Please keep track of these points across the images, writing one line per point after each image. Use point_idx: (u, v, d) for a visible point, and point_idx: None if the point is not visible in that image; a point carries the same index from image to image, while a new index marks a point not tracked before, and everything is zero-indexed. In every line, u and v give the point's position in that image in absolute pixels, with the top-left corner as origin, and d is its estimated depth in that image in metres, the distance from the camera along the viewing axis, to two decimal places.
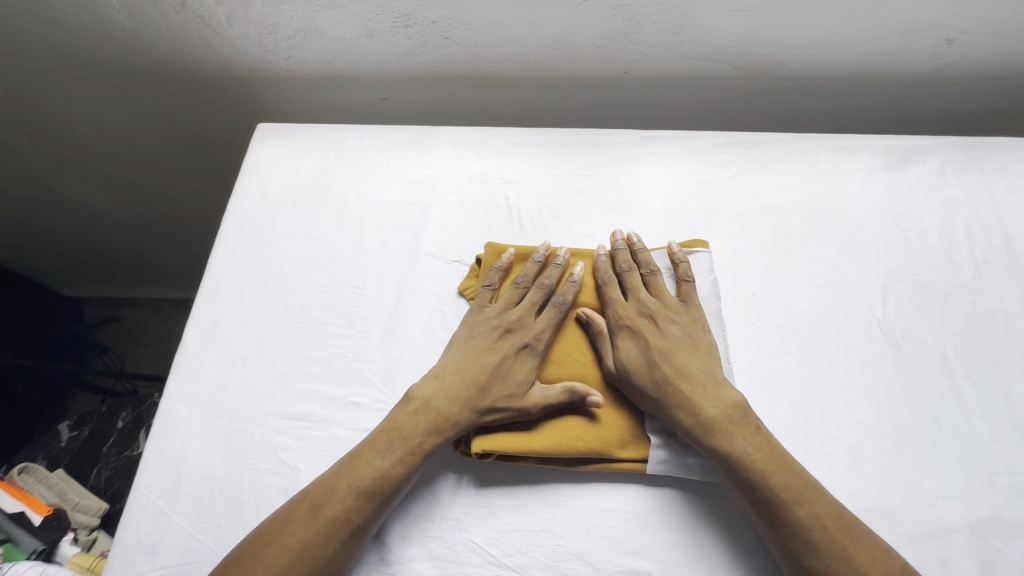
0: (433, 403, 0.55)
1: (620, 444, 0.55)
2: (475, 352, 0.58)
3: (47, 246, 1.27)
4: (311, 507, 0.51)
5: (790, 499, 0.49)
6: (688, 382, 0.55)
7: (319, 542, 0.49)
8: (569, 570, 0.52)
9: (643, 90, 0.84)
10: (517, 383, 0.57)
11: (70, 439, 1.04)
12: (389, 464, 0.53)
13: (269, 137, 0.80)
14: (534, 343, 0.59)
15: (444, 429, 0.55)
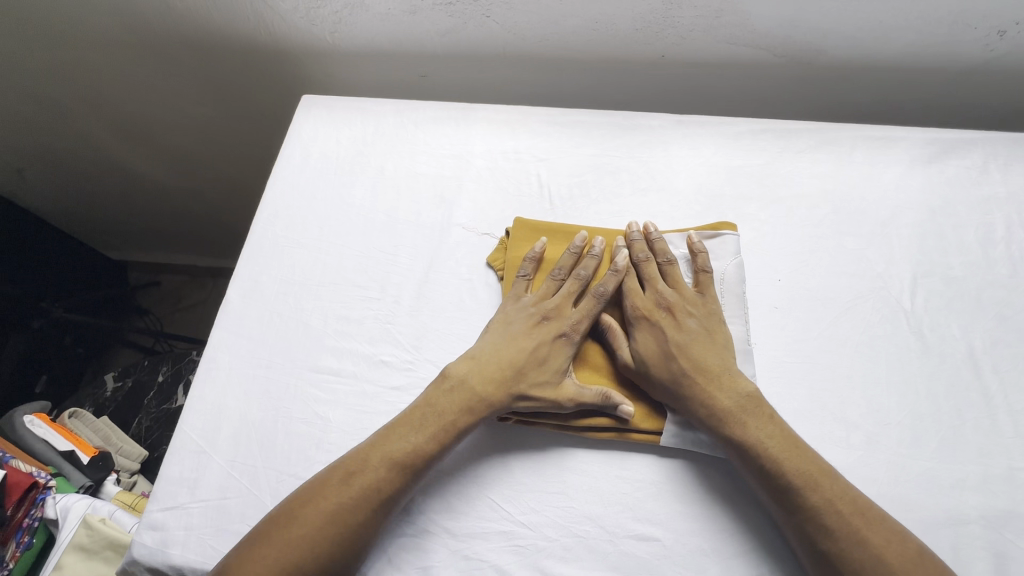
0: (471, 383, 0.56)
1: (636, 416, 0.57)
2: (514, 339, 0.59)
3: (100, 210, 1.34)
4: (345, 475, 0.52)
5: (804, 484, 0.50)
6: (699, 376, 0.56)
7: (353, 506, 0.51)
8: (581, 531, 0.54)
9: (679, 75, 0.84)
10: (552, 372, 0.58)
11: (115, 389, 1.11)
12: (422, 440, 0.54)
13: (312, 108, 0.83)
14: (569, 333, 0.60)
15: (478, 409, 0.56)
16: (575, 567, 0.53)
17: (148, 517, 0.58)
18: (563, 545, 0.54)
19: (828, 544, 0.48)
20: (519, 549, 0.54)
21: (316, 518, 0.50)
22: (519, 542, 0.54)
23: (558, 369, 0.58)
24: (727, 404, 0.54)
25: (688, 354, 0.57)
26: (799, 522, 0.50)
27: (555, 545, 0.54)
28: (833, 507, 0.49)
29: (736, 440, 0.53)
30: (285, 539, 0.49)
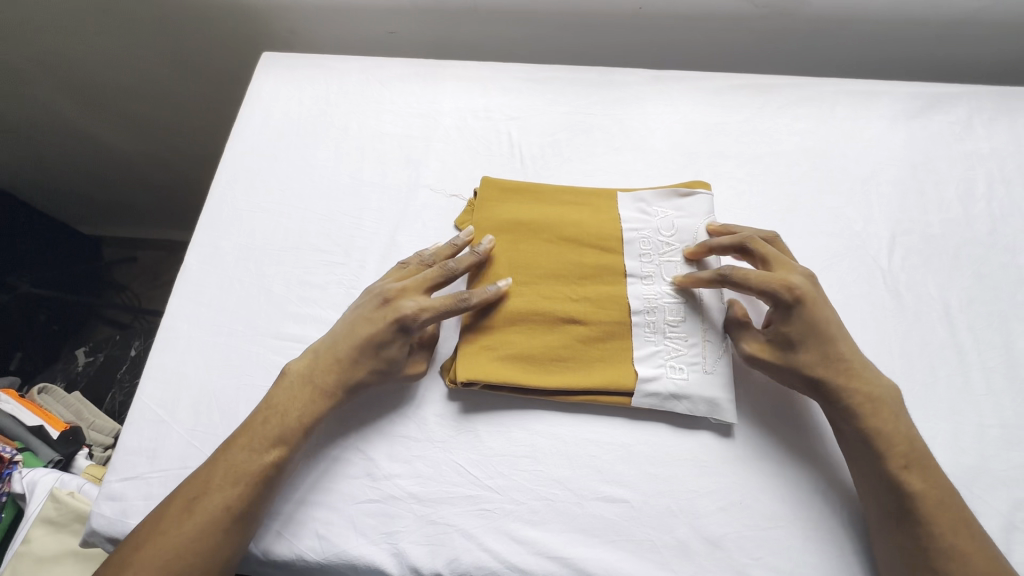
0: (309, 379, 0.55)
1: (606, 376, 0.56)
2: (358, 325, 0.56)
3: (65, 183, 1.28)
4: (186, 502, 0.49)
5: (909, 470, 0.48)
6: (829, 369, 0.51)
7: (195, 536, 0.48)
8: (549, 494, 0.54)
9: (658, 30, 0.81)
10: (386, 359, 0.55)
11: (86, 364, 1.09)
12: (268, 437, 0.52)
13: (273, 66, 0.79)
14: (407, 318, 0.55)
15: (320, 403, 0.54)
16: (542, 529, 0.53)
17: (107, 488, 0.56)
18: (531, 508, 0.53)
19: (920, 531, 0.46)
20: (486, 513, 0.53)
21: (174, 540, 0.47)
22: (486, 506, 0.53)
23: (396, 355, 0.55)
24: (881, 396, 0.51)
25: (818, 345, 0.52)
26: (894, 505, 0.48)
27: (523, 508, 0.53)
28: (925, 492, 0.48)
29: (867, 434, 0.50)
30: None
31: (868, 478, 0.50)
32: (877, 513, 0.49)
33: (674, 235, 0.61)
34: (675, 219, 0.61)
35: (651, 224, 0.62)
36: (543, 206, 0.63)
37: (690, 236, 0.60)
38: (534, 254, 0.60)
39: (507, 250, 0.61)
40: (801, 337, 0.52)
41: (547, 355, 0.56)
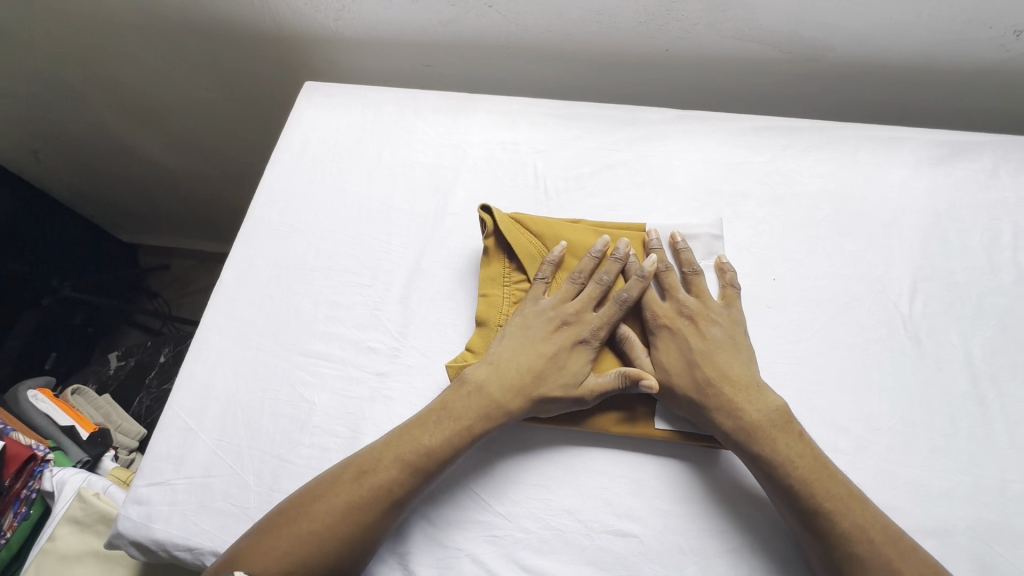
0: (488, 390, 0.56)
1: (616, 418, 0.57)
2: (558, 380, 0.56)
3: (112, 191, 1.36)
4: (303, 505, 0.51)
5: (797, 487, 0.50)
6: (707, 376, 0.55)
7: (311, 537, 0.49)
8: (559, 525, 0.54)
9: (685, 70, 0.83)
10: (571, 375, 0.56)
11: (118, 367, 1.12)
12: (436, 440, 0.53)
13: (313, 95, 0.83)
14: (590, 337, 0.58)
15: (493, 417, 0.55)
16: (550, 559, 0.53)
17: (134, 492, 0.59)
18: (539, 537, 0.54)
19: (824, 544, 0.48)
20: (496, 539, 0.54)
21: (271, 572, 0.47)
22: (496, 532, 0.54)
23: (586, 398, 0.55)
24: (753, 422, 0.52)
25: (687, 359, 0.56)
26: (797, 521, 0.50)
27: (532, 537, 0.54)
28: (824, 505, 0.49)
29: (751, 455, 0.52)
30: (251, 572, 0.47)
31: (766, 489, 0.52)
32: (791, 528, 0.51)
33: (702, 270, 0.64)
34: None
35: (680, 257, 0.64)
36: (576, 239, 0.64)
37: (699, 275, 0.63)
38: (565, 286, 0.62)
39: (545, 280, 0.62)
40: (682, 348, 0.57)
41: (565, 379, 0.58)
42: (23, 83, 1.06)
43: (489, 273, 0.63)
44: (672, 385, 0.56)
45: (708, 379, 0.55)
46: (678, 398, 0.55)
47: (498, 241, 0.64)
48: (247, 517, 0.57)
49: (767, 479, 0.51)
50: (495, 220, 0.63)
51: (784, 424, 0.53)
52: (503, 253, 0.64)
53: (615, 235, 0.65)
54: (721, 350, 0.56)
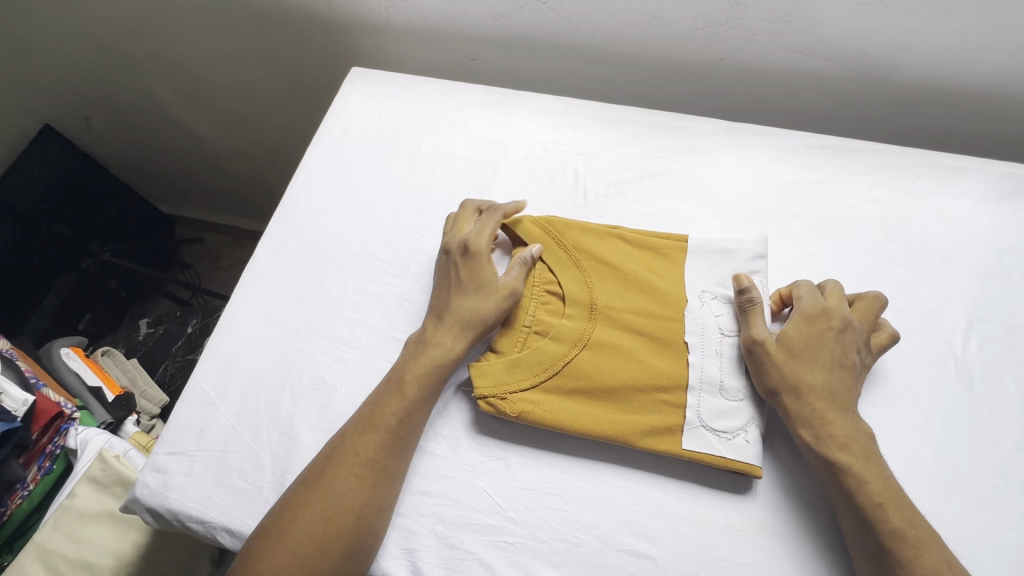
0: (429, 339, 0.58)
1: (645, 433, 0.54)
2: (472, 292, 0.59)
3: (155, 161, 1.40)
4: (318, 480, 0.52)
5: (885, 507, 0.48)
6: (823, 379, 0.53)
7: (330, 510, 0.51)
8: (573, 538, 0.53)
9: (738, 81, 0.80)
10: (476, 285, 0.60)
11: (147, 334, 1.15)
12: (399, 404, 0.55)
13: (358, 80, 0.83)
14: (469, 243, 0.62)
15: (439, 364, 0.57)
16: (561, 573, 0.51)
17: (153, 460, 0.59)
18: (552, 548, 0.52)
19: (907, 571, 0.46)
20: (507, 546, 0.53)
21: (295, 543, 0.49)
22: (507, 538, 0.53)
23: (509, 293, 0.59)
24: (845, 434, 0.51)
25: (818, 356, 0.54)
26: (875, 548, 0.47)
27: (545, 547, 0.52)
28: (904, 533, 0.47)
29: (838, 469, 0.50)
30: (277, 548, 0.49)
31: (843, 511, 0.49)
32: (862, 556, 0.48)
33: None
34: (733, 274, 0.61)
35: (721, 273, 0.61)
36: (614, 245, 0.62)
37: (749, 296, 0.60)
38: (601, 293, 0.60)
39: (580, 284, 0.60)
40: (809, 348, 0.54)
41: (592, 386, 0.56)
42: (81, 50, 1.10)
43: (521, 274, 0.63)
44: (794, 370, 0.53)
45: (827, 384, 0.53)
46: (790, 381, 0.53)
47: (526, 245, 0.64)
48: (260, 496, 0.57)
49: (849, 499, 0.49)
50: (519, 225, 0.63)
51: (868, 442, 0.51)
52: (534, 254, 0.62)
53: (658, 246, 0.63)
54: (837, 365, 0.54)
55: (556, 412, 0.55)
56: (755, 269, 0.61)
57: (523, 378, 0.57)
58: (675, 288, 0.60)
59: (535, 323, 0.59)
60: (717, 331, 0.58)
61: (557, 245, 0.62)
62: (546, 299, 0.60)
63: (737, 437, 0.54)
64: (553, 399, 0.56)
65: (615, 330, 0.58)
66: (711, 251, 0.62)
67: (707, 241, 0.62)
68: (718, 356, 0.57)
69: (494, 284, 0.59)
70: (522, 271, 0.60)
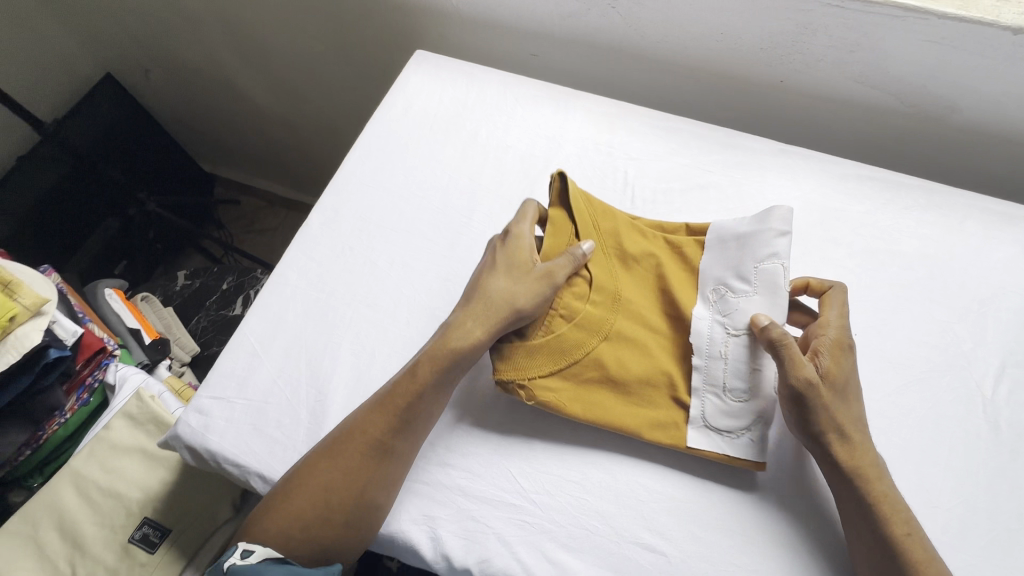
0: (457, 320, 0.59)
1: (650, 425, 0.57)
2: (509, 277, 0.60)
3: (206, 121, 1.44)
4: (329, 453, 0.54)
5: (911, 540, 0.49)
6: (852, 412, 0.54)
7: (336, 482, 0.53)
8: (589, 526, 0.54)
9: (794, 104, 0.81)
10: (514, 271, 0.60)
11: (184, 286, 1.19)
12: (415, 390, 0.56)
13: (422, 63, 0.85)
14: (512, 234, 0.62)
15: (462, 345, 0.57)
16: (575, 556, 0.53)
17: (196, 402, 0.62)
18: (568, 533, 0.54)
19: None
20: (525, 525, 0.55)
21: (299, 507, 0.52)
22: (526, 518, 0.55)
23: (548, 280, 0.59)
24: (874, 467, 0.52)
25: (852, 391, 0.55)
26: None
27: (561, 531, 0.54)
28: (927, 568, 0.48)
29: (860, 494, 0.51)
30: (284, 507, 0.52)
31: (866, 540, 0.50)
32: None
33: (759, 277, 0.58)
34: (749, 260, 0.59)
35: (734, 264, 0.60)
36: (639, 236, 0.63)
37: (765, 283, 0.57)
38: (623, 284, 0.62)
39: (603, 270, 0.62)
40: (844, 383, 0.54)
41: (607, 376, 0.58)
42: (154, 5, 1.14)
43: (554, 247, 0.63)
44: (835, 407, 0.53)
45: (856, 416, 0.54)
46: (832, 421, 0.52)
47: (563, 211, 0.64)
48: (295, 448, 0.59)
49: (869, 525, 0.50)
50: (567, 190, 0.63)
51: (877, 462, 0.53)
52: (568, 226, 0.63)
53: (679, 240, 0.64)
54: (857, 393, 0.55)
55: (568, 402, 0.58)
56: (772, 253, 0.57)
57: (545, 366, 0.58)
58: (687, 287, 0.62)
59: (561, 306, 0.60)
60: (722, 331, 0.58)
61: (591, 222, 0.63)
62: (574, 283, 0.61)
63: (741, 437, 0.56)
64: (569, 385, 0.58)
65: (632, 325, 0.60)
66: (728, 239, 0.61)
67: (722, 229, 0.61)
68: (724, 358, 0.57)
69: (533, 273, 0.59)
70: (570, 262, 0.60)
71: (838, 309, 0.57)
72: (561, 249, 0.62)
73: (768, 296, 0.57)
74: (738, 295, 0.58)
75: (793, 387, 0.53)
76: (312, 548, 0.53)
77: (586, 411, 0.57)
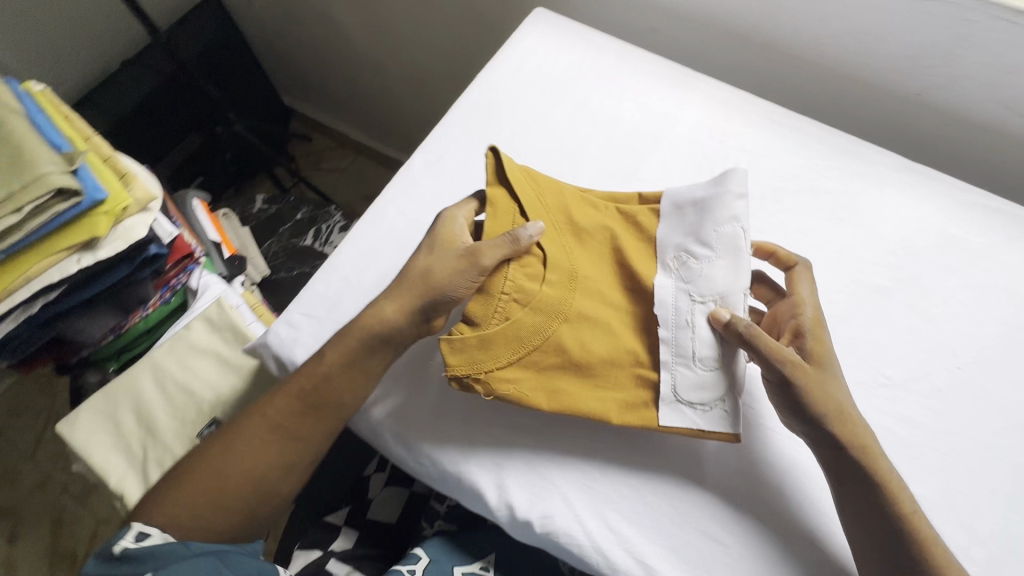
0: (383, 304, 0.57)
1: (621, 408, 0.55)
2: (437, 261, 0.57)
3: (298, 52, 1.46)
4: (224, 443, 0.58)
5: None
6: (837, 397, 0.52)
7: (231, 469, 0.56)
8: (653, 504, 0.55)
9: (924, 121, 0.77)
10: (448, 253, 0.57)
11: (260, 210, 1.22)
12: (309, 378, 0.57)
13: (541, 22, 0.83)
14: (450, 220, 0.59)
15: (395, 321, 0.56)
16: (637, 530, 0.54)
17: (288, 316, 0.65)
18: (634, 508, 0.55)
19: None
20: (591, 492, 0.55)
21: (190, 497, 0.56)
22: (593, 485, 0.56)
23: (474, 261, 0.55)
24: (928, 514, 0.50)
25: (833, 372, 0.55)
26: None
27: (626, 505, 0.55)
28: None
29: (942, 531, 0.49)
30: (177, 497, 0.56)
31: None
32: None
33: (717, 240, 0.57)
34: (715, 225, 0.57)
35: (692, 228, 0.59)
36: (579, 213, 0.61)
37: (731, 249, 0.56)
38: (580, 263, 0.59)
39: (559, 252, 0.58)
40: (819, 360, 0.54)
41: (558, 363, 0.56)
42: None
43: (497, 228, 0.58)
44: (820, 387, 0.52)
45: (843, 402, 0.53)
46: (826, 408, 0.51)
47: (502, 190, 0.60)
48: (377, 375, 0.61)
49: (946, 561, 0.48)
50: (500, 163, 0.60)
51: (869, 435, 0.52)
52: (512, 207, 0.59)
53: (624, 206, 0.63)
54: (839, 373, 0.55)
55: (526, 394, 0.55)
56: (731, 216, 0.57)
57: (499, 357, 0.54)
58: (642, 256, 0.60)
59: (515, 290, 0.55)
60: (688, 300, 0.57)
61: (530, 193, 0.60)
62: (524, 262, 0.57)
63: (713, 409, 0.55)
64: (522, 372, 0.55)
65: (589, 309, 0.57)
66: (683, 205, 0.59)
67: (677, 194, 0.60)
68: (691, 328, 0.56)
69: (461, 251, 0.56)
70: (507, 245, 0.55)
71: (810, 286, 0.59)
72: (502, 231, 0.57)
73: (729, 262, 0.56)
74: (700, 261, 0.57)
75: (779, 374, 0.52)
76: (210, 535, 0.56)
77: (550, 400, 0.55)
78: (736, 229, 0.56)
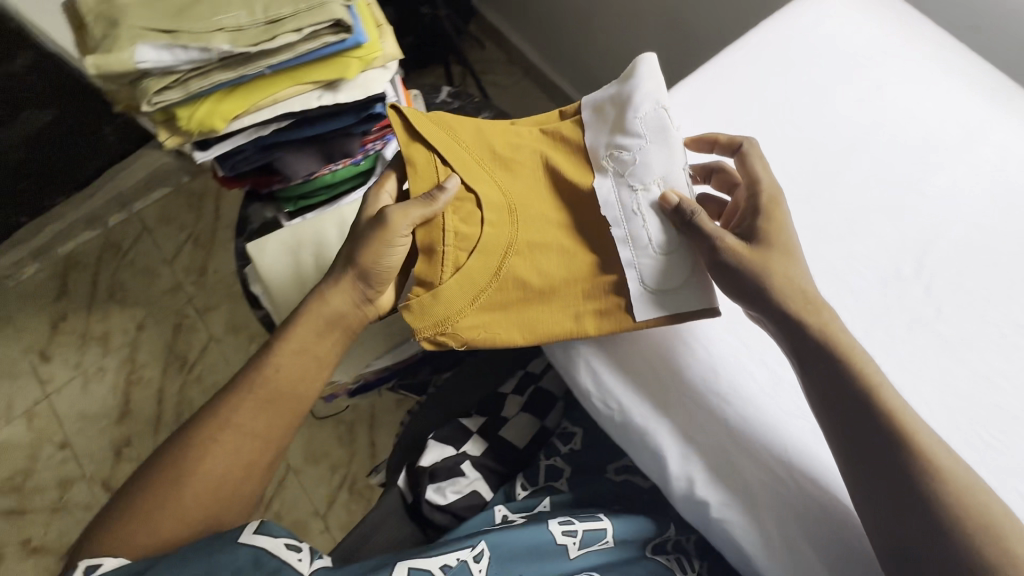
0: (326, 295, 0.67)
1: (578, 315, 0.63)
2: (334, 301, 0.67)
3: None
4: (195, 450, 0.60)
5: None
6: (788, 273, 0.56)
7: (196, 490, 0.59)
8: (836, 523, 0.54)
9: None
10: (346, 296, 0.67)
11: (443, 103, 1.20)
12: (238, 419, 0.62)
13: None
14: (326, 285, 0.67)
15: (344, 294, 0.67)
16: (812, 544, 0.55)
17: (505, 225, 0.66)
18: (816, 522, 0.55)
19: None
20: (776, 493, 0.56)
21: (174, 500, 0.58)
22: (779, 488, 0.56)
23: (392, 238, 0.62)
24: None
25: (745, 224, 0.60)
26: None
27: (808, 516, 0.55)
28: None
29: None
30: (153, 509, 0.57)
31: None
32: None
33: (646, 128, 0.61)
34: (626, 99, 0.62)
35: (614, 129, 0.63)
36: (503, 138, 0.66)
37: (657, 124, 0.61)
38: (514, 190, 0.64)
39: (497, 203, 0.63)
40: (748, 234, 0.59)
41: (507, 301, 0.62)
42: None
43: (424, 182, 0.63)
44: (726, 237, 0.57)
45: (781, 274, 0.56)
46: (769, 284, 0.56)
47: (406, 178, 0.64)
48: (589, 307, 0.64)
49: None
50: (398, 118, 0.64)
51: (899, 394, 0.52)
52: (417, 142, 0.64)
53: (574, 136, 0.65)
54: (795, 251, 0.58)
55: (498, 327, 0.63)
56: (658, 103, 0.62)
57: (466, 303, 0.61)
58: (569, 163, 0.65)
59: (423, 274, 0.62)
60: (630, 189, 0.61)
61: (435, 131, 0.64)
62: (456, 207, 0.62)
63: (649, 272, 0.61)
64: (486, 314, 0.62)
65: (530, 258, 0.63)
66: (597, 105, 0.64)
67: (592, 101, 0.65)
68: (638, 213, 0.61)
69: (382, 218, 0.63)
70: (423, 207, 0.60)
71: (763, 162, 0.62)
72: (427, 185, 0.62)
73: (658, 145, 0.61)
74: (632, 154, 0.61)
75: (716, 254, 0.57)
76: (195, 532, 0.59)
77: (523, 334, 0.62)
78: (658, 112, 0.61)
